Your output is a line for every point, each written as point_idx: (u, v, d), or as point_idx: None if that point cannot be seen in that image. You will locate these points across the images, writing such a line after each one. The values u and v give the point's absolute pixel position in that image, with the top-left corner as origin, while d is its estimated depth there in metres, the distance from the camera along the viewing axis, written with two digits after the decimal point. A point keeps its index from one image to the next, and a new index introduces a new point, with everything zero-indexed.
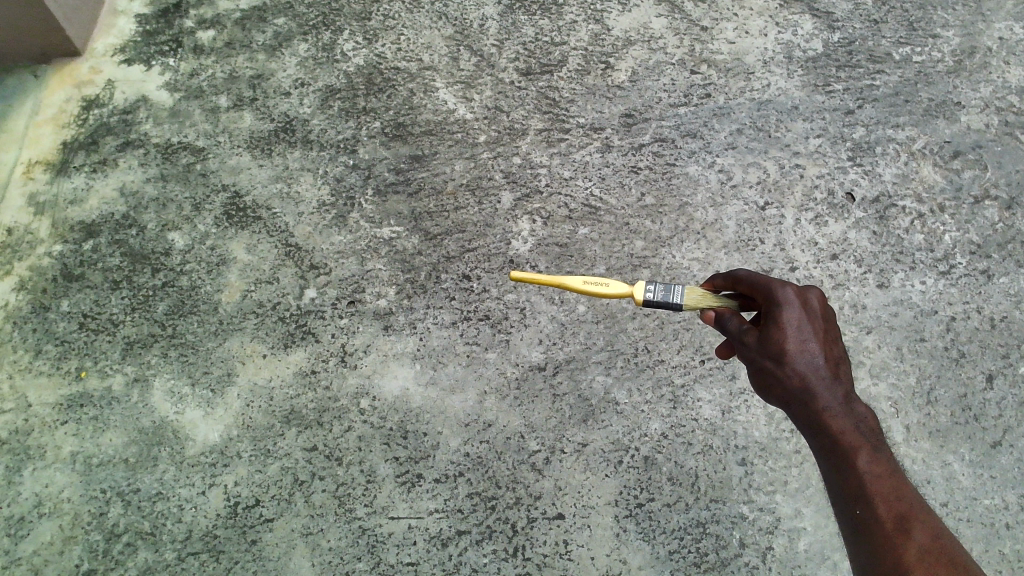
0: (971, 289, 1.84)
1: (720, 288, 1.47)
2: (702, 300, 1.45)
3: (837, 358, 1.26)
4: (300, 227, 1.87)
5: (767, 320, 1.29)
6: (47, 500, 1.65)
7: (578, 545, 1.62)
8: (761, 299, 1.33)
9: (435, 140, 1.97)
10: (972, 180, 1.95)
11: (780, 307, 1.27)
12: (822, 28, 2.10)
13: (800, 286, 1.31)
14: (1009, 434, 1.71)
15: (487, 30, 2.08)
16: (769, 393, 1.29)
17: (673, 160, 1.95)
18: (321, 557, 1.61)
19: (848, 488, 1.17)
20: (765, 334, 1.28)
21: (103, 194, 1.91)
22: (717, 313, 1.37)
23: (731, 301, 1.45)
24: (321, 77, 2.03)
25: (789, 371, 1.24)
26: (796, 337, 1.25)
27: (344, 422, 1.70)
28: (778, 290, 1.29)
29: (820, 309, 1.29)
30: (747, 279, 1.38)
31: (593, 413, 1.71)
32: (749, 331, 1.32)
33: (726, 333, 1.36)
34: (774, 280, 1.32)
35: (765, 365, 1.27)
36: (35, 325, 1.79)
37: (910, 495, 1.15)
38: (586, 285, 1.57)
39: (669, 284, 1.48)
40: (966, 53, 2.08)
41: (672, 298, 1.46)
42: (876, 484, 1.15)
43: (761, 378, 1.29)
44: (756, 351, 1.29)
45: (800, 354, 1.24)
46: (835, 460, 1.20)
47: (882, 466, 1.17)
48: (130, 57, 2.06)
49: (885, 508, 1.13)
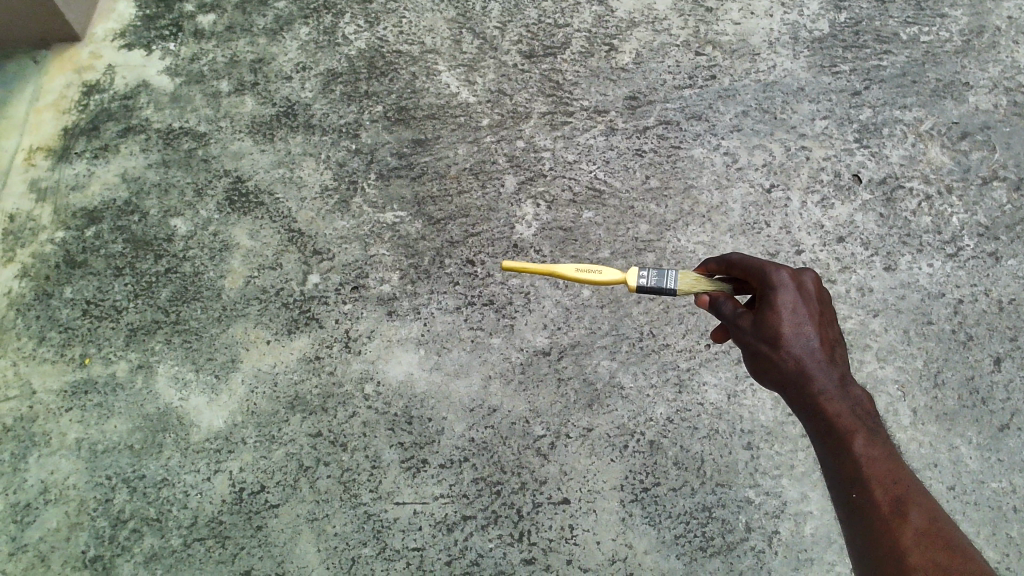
0: (979, 271, 1.82)
1: (713, 272, 1.46)
2: (695, 284, 1.42)
3: (831, 341, 1.26)
4: (303, 213, 1.86)
5: (761, 303, 1.28)
6: (53, 487, 1.65)
7: (583, 529, 1.62)
8: (755, 282, 1.31)
9: (438, 124, 1.95)
10: (980, 161, 1.93)
11: (775, 290, 1.26)
12: (828, 8, 2.07)
13: (794, 269, 1.30)
14: (1017, 416, 1.70)
15: (490, 12, 2.06)
16: (764, 377, 1.28)
17: (679, 143, 1.93)
18: (327, 542, 1.61)
19: (844, 472, 1.16)
20: (760, 317, 1.27)
21: (104, 180, 1.90)
22: (711, 297, 1.36)
23: (724, 284, 1.43)
24: (322, 60, 2.01)
25: (784, 354, 1.23)
26: (791, 320, 1.24)
27: (349, 406, 1.70)
28: (772, 274, 1.28)
29: (815, 291, 1.28)
30: (740, 262, 1.36)
31: (598, 398, 1.70)
32: (744, 314, 1.30)
33: (721, 317, 1.34)
34: (768, 263, 1.30)
35: (760, 348, 1.26)
36: (39, 312, 1.78)
37: (906, 477, 1.14)
38: (580, 273, 1.56)
39: (661, 270, 1.47)
40: (975, 32, 2.06)
41: (665, 282, 1.45)
42: (872, 467, 1.14)
43: (757, 363, 1.28)
44: (751, 335, 1.27)
45: (795, 338, 1.23)
46: (831, 443, 1.19)
47: (878, 449, 1.16)
48: (130, 42, 2.04)
49: (881, 492, 1.12)
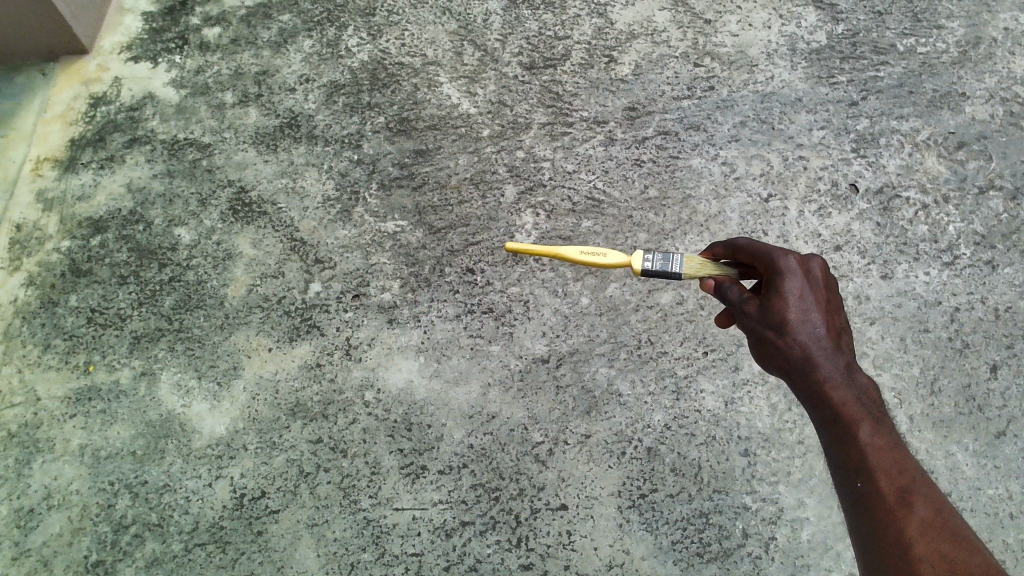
0: (976, 280, 1.83)
1: (719, 257, 1.50)
2: (701, 268, 1.47)
3: (838, 329, 1.28)
4: (306, 222, 1.89)
5: (768, 290, 1.31)
6: (57, 493, 1.66)
7: (581, 536, 1.62)
8: (763, 268, 1.35)
9: (439, 135, 1.98)
10: (976, 170, 1.95)
11: (782, 276, 1.29)
12: (826, 20, 2.09)
13: (802, 256, 1.33)
14: (1014, 424, 1.70)
15: (491, 24, 2.09)
16: (769, 363, 1.30)
17: (677, 153, 1.95)
18: (326, 547, 1.62)
19: (848, 460, 1.16)
20: (766, 303, 1.30)
21: (110, 190, 1.93)
22: (717, 282, 1.40)
23: (730, 269, 1.47)
24: (326, 72, 2.04)
25: (789, 341, 1.26)
26: (798, 307, 1.27)
27: (349, 414, 1.72)
28: (780, 260, 1.31)
29: (823, 279, 1.31)
30: (748, 248, 1.40)
31: (596, 405, 1.71)
32: (750, 300, 1.34)
33: (726, 302, 1.37)
34: (777, 249, 1.34)
35: (766, 334, 1.28)
36: (45, 320, 1.81)
37: (911, 467, 1.15)
38: (584, 256, 1.58)
39: (667, 253, 1.50)
40: (971, 43, 2.08)
41: (670, 267, 1.49)
42: (878, 456, 1.15)
43: (762, 349, 1.30)
44: (757, 321, 1.30)
45: (802, 325, 1.26)
46: (836, 431, 1.20)
47: (884, 438, 1.17)
48: (137, 55, 2.07)
49: (886, 481, 1.13)
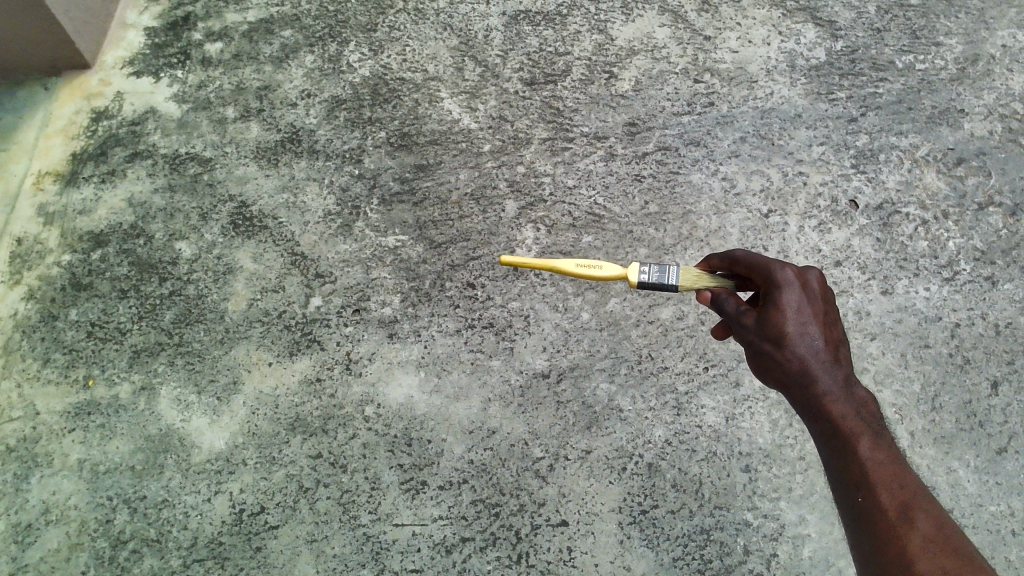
0: (976, 295, 1.83)
1: (715, 267, 1.50)
2: (698, 278, 1.47)
3: (836, 341, 1.28)
4: (306, 236, 1.89)
5: (766, 302, 1.30)
6: (54, 508, 1.65)
7: (582, 552, 1.62)
8: (760, 280, 1.34)
9: (440, 150, 1.98)
10: (975, 186, 1.95)
11: (780, 288, 1.29)
12: (825, 37, 2.11)
13: (799, 268, 1.33)
14: (1015, 440, 1.70)
15: (492, 40, 2.10)
16: (767, 376, 1.30)
17: (677, 168, 1.96)
18: (326, 563, 1.61)
19: (849, 474, 1.16)
20: (764, 316, 1.29)
21: (111, 204, 1.93)
22: (713, 293, 1.39)
23: (726, 280, 1.47)
24: (327, 87, 2.05)
25: (788, 354, 1.25)
26: (796, 320, 1.26)
27: (349, 429, 1.71)
28: (778, 272, 1.31)
29: (820, 291, 1.30)
30: (745, 259, 1.40)
31: (596, 420, 1.71)
32: (747, 311, 1.33)
33: (723, 313, 1.37)
34: (773, 261, 1.33)
35: (764, 347, 1.28)
36: (45, 334, 1.80)
37: (912, 481, 1.14)
38: (581, 269, 1.58)
39: (662, 265, 1.51)
40: (969, 60, 2.09)
41: (667, 279, 1.49)
42: (878, 470, 1.15)
43: (760, 362, 1.29)
44: (755, 334, 1.30)
45: (800, 338, 1.25)
46: (835, 445, 1.19)
47: (884, 453, 1.17)
48: (139, 69, 2.08)
49: (887, 496, 1.12)
